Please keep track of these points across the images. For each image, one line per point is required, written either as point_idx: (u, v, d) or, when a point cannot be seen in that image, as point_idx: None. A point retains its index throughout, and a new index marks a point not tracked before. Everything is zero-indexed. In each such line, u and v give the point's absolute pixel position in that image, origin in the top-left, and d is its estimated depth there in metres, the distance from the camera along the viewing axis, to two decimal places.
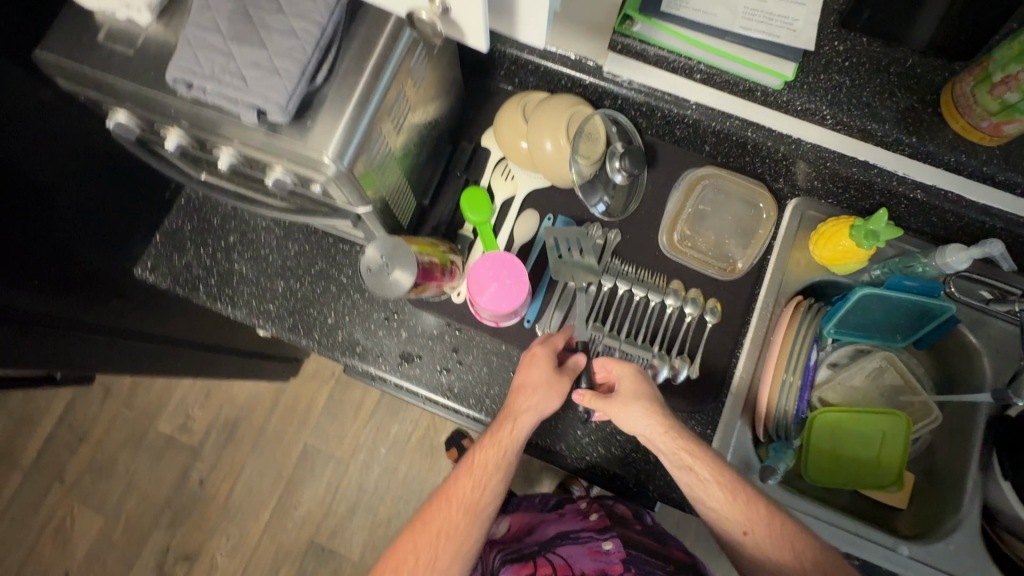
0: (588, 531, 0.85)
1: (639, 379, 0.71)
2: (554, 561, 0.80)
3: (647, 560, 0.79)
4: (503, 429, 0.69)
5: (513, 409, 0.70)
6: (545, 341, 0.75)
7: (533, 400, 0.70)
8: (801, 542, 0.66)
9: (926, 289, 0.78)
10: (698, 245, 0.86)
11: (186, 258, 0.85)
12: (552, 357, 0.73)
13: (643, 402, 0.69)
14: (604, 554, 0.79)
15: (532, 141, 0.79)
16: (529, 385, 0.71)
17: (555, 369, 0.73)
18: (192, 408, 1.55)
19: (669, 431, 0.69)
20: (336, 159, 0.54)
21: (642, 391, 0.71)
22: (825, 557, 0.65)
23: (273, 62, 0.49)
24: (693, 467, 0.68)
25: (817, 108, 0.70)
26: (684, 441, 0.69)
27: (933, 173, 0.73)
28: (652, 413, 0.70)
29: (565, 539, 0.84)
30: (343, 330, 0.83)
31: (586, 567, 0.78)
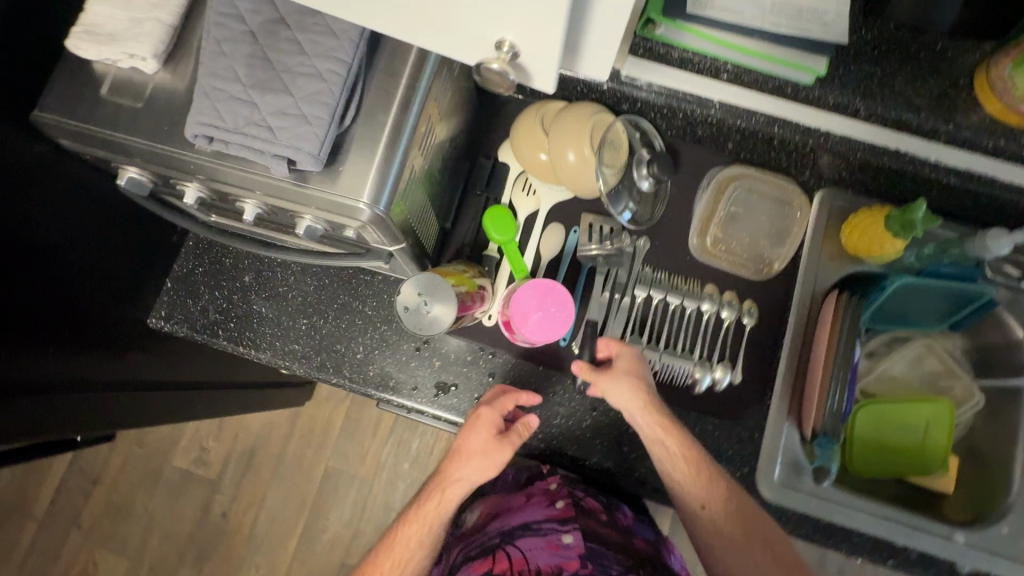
0: (550, 519, 0.78)
1: (636, 362, 0.73)
2: (512, 556, 0.75)
3: (606, 554, 0.75)
4: (431, 503, 0.72)
5: (442, 482, 0.71)
6: (491, 404, 0.72)
7: (465, 471, 0.70)
8: (752, 520, 0.68)
9: (964, 275, 0.78)
10: (732, 248, 0.85)
11: (201, 303, 0.81)
12: (493, 424, 0.71)
13: (633, 378, 0.71)
14: (563, 548, 0.75)
15: (553, 152, 0.76)
16: (465, 455, 0.70)
17: (494, 437, 0.71)
18: (206, 441, 1.48)
19: (646, 407, 0.70)
20: (372, 204, 0.50)
21: (633, 369, 0.72)
22: (773, 537, 0.68)
23: (301, 108, 0.47)
24: (665, 445, 0.69)
25: (851, 104, 0.68)
26: (660, 418, 0.70)
27: (966, 158, 0.71)
28: (635, 394, 0.71)
29: (525, 528, 0.78)
30: (373, 364, 0.80)
31: (542, 563, 0.74)
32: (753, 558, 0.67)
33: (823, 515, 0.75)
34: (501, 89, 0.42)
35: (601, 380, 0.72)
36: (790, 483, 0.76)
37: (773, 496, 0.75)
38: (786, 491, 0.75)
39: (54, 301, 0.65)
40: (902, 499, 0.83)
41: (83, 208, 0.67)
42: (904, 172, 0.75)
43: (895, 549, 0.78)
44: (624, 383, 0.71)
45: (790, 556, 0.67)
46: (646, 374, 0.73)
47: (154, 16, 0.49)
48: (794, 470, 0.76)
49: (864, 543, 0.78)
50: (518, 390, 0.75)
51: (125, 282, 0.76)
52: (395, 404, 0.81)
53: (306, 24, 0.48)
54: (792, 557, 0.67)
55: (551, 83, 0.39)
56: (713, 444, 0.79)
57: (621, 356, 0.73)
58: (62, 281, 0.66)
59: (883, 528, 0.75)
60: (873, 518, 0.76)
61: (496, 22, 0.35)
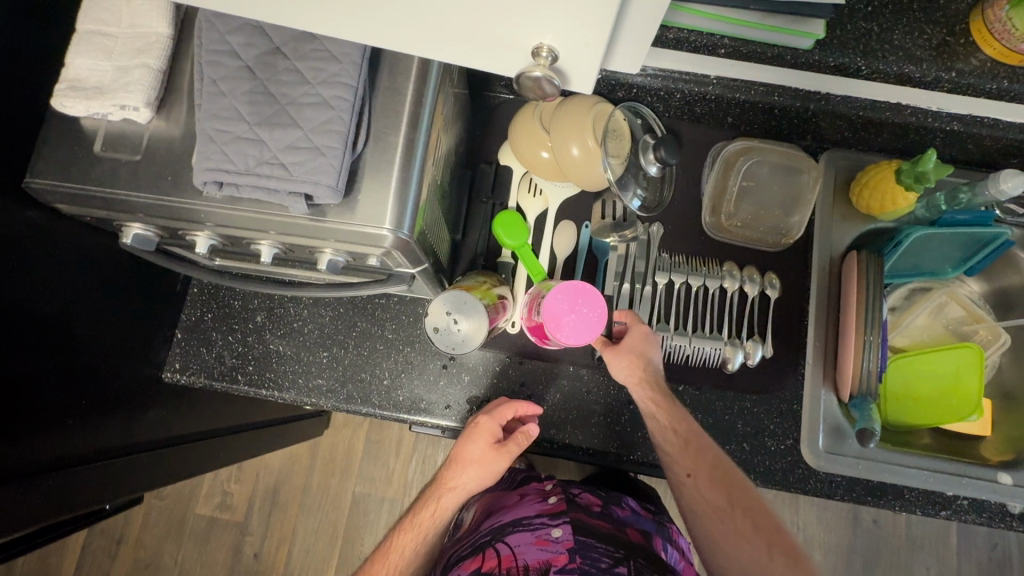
0: (541, 514, 0.75)
1: (644, 339, 0.72)
2: (501, 552, 0.71)
3: (596, 547, 0.70)
4: (426, 511, 0.70)
5: (439, 488, 0.70)
6: (490, 412, 0.71)
7: (460, 479, 0.69)
8: (739, 491, 0.64)
9: (978, 220, 0.77)
10: (747, 222, 0.84)
11: (216, 349, 0.79)
12: (491, 433, 0.69)
13: (630, 354, 0.71)
14: (552, 542, 0.71)
15: (555, 149, 0.74)
16: (461, 462, 0.69)
17: (492, 445, 0.69)
18: (227, 485, 1.45)
19: (643, 381, 0.70)
20: (396, 227, 0.48)
21: (641, 348, 0.72)
22: (760, 509, 0.63)
23: (313, 140, 0.45)
24: (655, 416, 0.69)
25: (853, 63, 0.67)
26: (653, 392, 0.69)
27: (968, 103, 0.72)
28: (636, 367, 0.71)
29: (515, 525, 0.74)
30: (401, 388, 0.78)
31: (531, 559, 0.69)
32: (733, 524, 0.63)
33: (870, 475, 0.75)
34: (536, 98, 0.40)
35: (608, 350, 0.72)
36: (835, 447, 0.76)
37: (819, 463, 0.75)
38: (833, 457, 0.75)
39: (66, 371, 0.62)
40: (942, 446, 0.84)
41: (84, 271, 0.64)
42: (909, 125, 0.75)
43: (947, 499, 0.78)
44: (631, 354, 0.71)
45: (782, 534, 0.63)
46: (654, 354, 0.72)
47: (141, 62, 0.47)
48: (836, 434, 0.76)
49: (916, 497, 0.78)
50: (517, 401, 0.73)
51: (132, 339, 0.73)
52: (429, 425, 0.79)
53: (304, 51, 0.46)
54: (779, 529, 0.63)
55: (594, 79, 0.39)
56: (754, 421, 0.78)
57: (632, 330, 0.73)
58: (71, 349, 0.63)
59: (933, 480, 0.75)
60: (919, 471, 0.76)
61: (532, 26, 0.34)
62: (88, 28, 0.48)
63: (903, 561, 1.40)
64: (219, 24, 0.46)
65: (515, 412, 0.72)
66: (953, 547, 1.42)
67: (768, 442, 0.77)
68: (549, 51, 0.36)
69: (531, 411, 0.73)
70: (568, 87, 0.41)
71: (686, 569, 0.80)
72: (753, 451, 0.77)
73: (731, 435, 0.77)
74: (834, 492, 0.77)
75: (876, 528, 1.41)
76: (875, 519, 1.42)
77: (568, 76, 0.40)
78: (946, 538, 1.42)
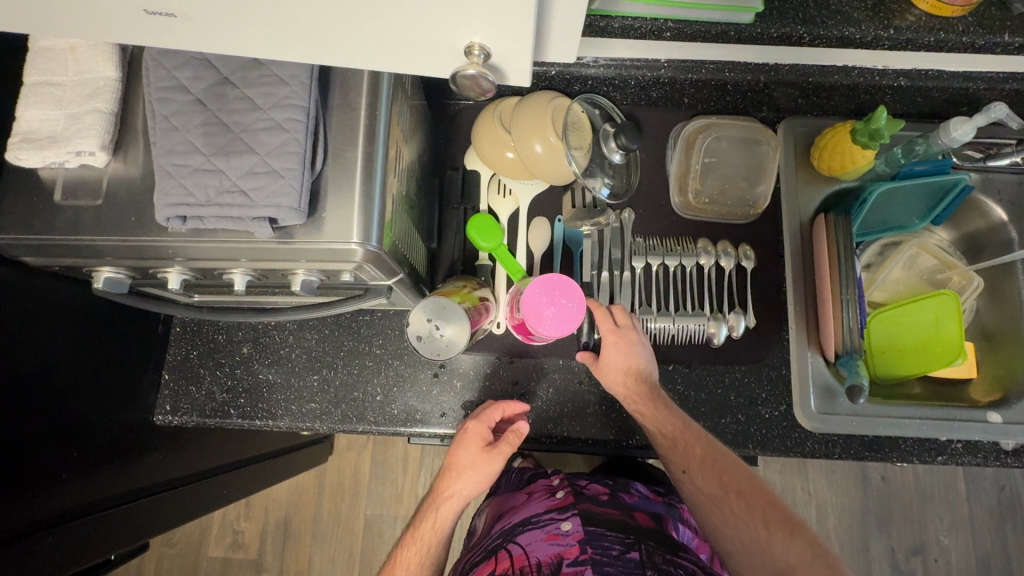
0: (550, 510, 0.75)
1: (625, 349, 0.72)
2: (513, 553, 0.71)
3: (607, 535, 0.70)
4: (427, 522, 0.70)
5: (435, 499, 0.71)
6: (478, 415, 0.72)
7: (457, 486, 0.70)
8: (731, 476, 0.66)
9: (937, 168, 0.79)
10: (715, 198, 0.85)
11: (205, 386, 0.78)
12: (481, 436, 0.70)
13: (615, 366, 0.72)
14: (561, 536, 0.71)
15: (519, 149, 0.75)
16: (455, 470, 0.70)
17: (483, 449, 0.70)
18: (237, 523, 1.43)
19: (630, 391, 0.72)
20: (364, 241, 0.48)
21: (625, 358, 0.72)
22: (752, 488, 0.65)
23: (271, 164, 0.45)
24: (646, 423, 0.71)
25: (794, 32, 0.68)
26: (640, 398, 0.71)
27: (910, 58, 0.74)
28: (621, 380, 0.72)
29: (525, 524, 0.75)
30: (395, 402, 0.78)
31: (542, 555, 0.69)
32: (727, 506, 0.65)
33: (866, 431, 0.76)
34: (478, 95, 0.41)
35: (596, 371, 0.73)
36: (828, 407, 0.76)
37: (813, 425, 0.76)
38: (827, 417, 0.76)
39: (54, 425, 0.62)
40: (931, 393, 0.86)
41: (60, 323, 0.63)
42: (857, 85, 0.77)
43: (942, 445, 0.79)
44: (610, 370, 0.73)
45: (785, 512, 0.63)
46: (633, 356, 0.73)
47: (93, 107, 0.47)
48: (827, 394, 0.77)
49: (912, 446, 0.79)
50: (506, 401, 0.73)
51: (120, 386, 0.72)
52: (426, 435, 0.79)
53: (253, 78, 0.46)
54: (775, 504, 0.64)
55: (527, 72, 0.40)
56: (746, 391, 0.79)
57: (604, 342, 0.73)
58: (57, 402, 0.62)
59: (925, 428, 0.76)
60: (912, 421, 0.76)
61: (460, 28, 0.35)
62: (35, 79, 0.48)
63: (915, 514, 1.42)
64: (165, 61, 0.47)
65: (503, 412, 0.73)
66: (962, 494, 1.44)
67: (761, 409, 0.78)
68: (479, 50, 0.38)
69: (519, 409, 0.74)
70: (508, 81, 0.42)
71: (699, 547, 0.80)
72: (749, 420, 0.78)
73: (726, 407, 0.78)
74: (832, 452, 0.78)
75: (885, 484, 1.43)
76: (882, 476, 1.43)
77: (506, 71, 0.41)
78: (954, 486, 1.44)
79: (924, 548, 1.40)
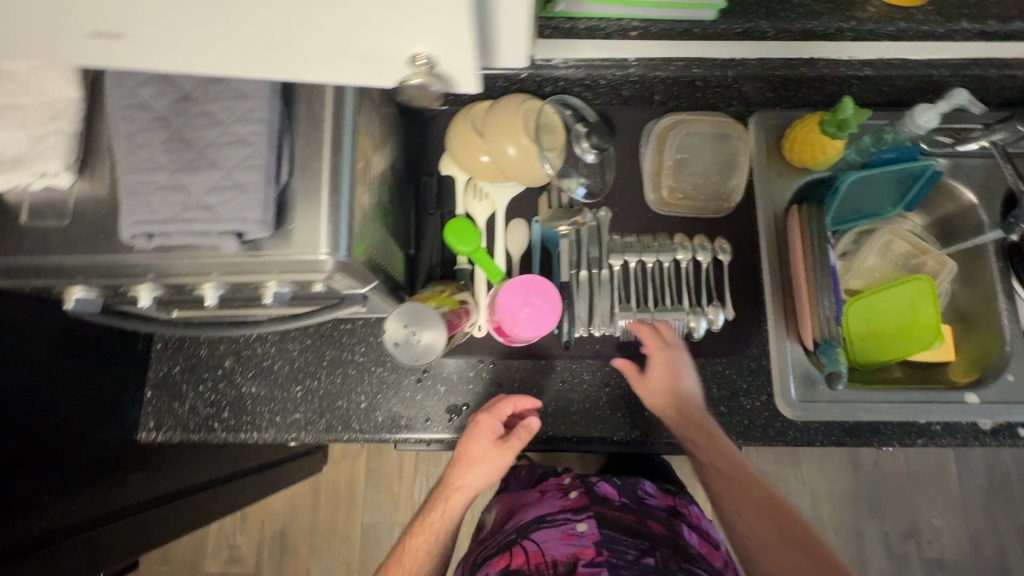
0: (564, 509, 0.76)
1: (678, 372, 0.74)
2: (528, 548, 0.72)
3: (621, 539, 0.72)
4: (436, 512, 0.70)
5: (445, 490, 0.71)
6: (489, 409, 0.72)
7: (467, 478, 0.70)
8: (788, 521, 0.64)
9: (905, 155, 0.80)
10: (688, 193, 0.86)
11: (188, 401, 0.78)
12: (493, 428, 0.71)
13: (670, 388, 0.73)
14: (577, 537, 0.72)
15: (493, 152, 0.76)
16: (465, 461, 0.70)
17: (495, 442, 0.71)
18: (233, 537, 1.43)
19: (680, 415, 0.72)
20: (332, 251, 0.49)
21: (678, 384, 0.73)
22: (809, 537, 0.63)
23: (234, 178, 0.45)
24: (697, 453, 0.69)
25: (758, 26, 0.70)
26: (693, 424, 0.71)
27: (873, 47, 0.75)
28: (670, 402, 0.73)
29: (539, 521, 0.75)
30: (380, 409, 0.78)
31: (558, 553, 0.70)
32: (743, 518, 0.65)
33: (846, 417, 0.77)
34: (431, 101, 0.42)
35: (639, 388, 0.74)
36: (808, 395, 0.77)
37: (795, 414, 0.77)
38: (808, 405, 0.77)
39: (34, 446, 0.62)
40: (911, 376, 0.88)
41: (37, 343, 0.63)
42: (824, 77, 0.78)
43: (921, 427, 0.80)
44: (656, 388, 0.74)
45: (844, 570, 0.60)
46: (680, 377, 0.74)
47: (55, 128, 0.47)
48: (808, 383, 0.78)
49: (892, 430, 0.80)
50: (516, 395, 0.74)
51: (101, 405, 0.72)
52: (412, 441, 0.79)
53: (215, 93, 0.47)
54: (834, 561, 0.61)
55: (474, 78, 0.42)
56: (727, 383, 0.79)
57: (653, 359, 0.75)
58: (36, 422, 0.62)
59: (904, 411, 0.77)
60: (892, 405, 0.77)
61: (406, 37, 0.35)
62: None
63: (908, 498, 1.43)
64: (126, 79, 0.47)
65: (515, 407, 0.73)
66: (953, 476, 1.45)
67: (742, 401, 0.79)
68: (425, 58, 0.38)
69: (531, 404, 0.74)
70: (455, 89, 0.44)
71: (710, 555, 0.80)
72: (731, 412, 0.79)
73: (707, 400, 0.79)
74: (814, 439, 0.79)
75: (877, 470, 1.44)
76: (874, 461, 1.44)
77: (454, 77, 0.42)
78: (945, 469, 1.45)
79: (917, 531, 1.42)
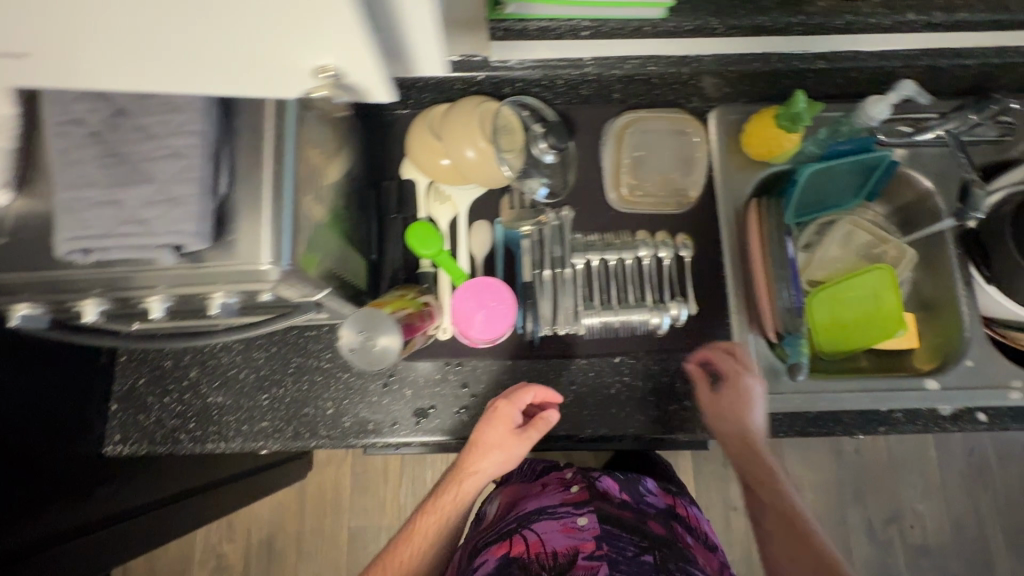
0: (565, 503, 0.77)
1: (751, 406, 0.73)
2: (528, 538, 0.71)
3: (622, 536, 0.71)
4: (449, 494, 0.71)
5: (459, 474, 0.71)
6: (508, 397, 0.73)
7: (482, 464, 0.71)
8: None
9: (861, 147, 0.82)
10: (648, 190, 0.87)
11: (155, 413, 0.78)
12: (511, 416, 0.72)
13: (739, 420, 0.73)
14: (578, 530, 0.71)
15: (452, 155, 0.77)
16: (482, 446, 0.71)
17: (512, 431, 0.72)
18: (220, 546, 1.43)
19: (745, 448, 0.72)
20: (275, 261, 0.49)
21: (747, 417, 0.73)
22: None
23: (169, 192, 0.45)
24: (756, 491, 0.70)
25: (710, 22, 0.74)
26: (757, 459, 0.71)
27: (826, 41, 0.75)
28: (739, 434, 0.72)
29: (540, 512, 0.76)
30: (347, 414, 0.79)
31: (558, 544, 0.70)
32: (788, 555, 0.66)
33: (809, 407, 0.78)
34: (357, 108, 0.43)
35: (709, 410, 0.75)
36: (772, 387, 0.78)
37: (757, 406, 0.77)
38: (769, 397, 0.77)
39: None
40: (875, 365, 0.89)
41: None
42: (778, 71, 0.77)
43: (883, 415, 0.81)
44: (726, 414, 0.74)
45: None
46: (751, 409, 0.73)
47: None
48: (770, 375, 0.78)
49: (855, 419, 0.81)
50: (537, 386, 0.75)
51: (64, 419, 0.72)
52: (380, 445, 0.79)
53: (148, 107, 0.47)
54: None
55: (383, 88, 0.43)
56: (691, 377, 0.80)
57: (727, 385, 0.75)
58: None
59: (866, 400, 0.78)
60: (854, 393, 0.78)
61: (316, 45, 0.35)
62: None
63: (889, 483, 1.45)
64: (59, 96, 0.47)
65: (535, 397, 0.75)
66: (934, 461, 1.47)
67: None
68: (332, 69, 0.39)
69: (552, 397, 0.75)
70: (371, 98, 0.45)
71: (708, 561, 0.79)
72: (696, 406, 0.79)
73: (671, 395, 0.80)
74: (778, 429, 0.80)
75: (859, 457, 1.45)
76: (855, 448, 1.46)
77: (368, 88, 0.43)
78: (926, 454, 1.47)
79: (899, 516, 1.44)
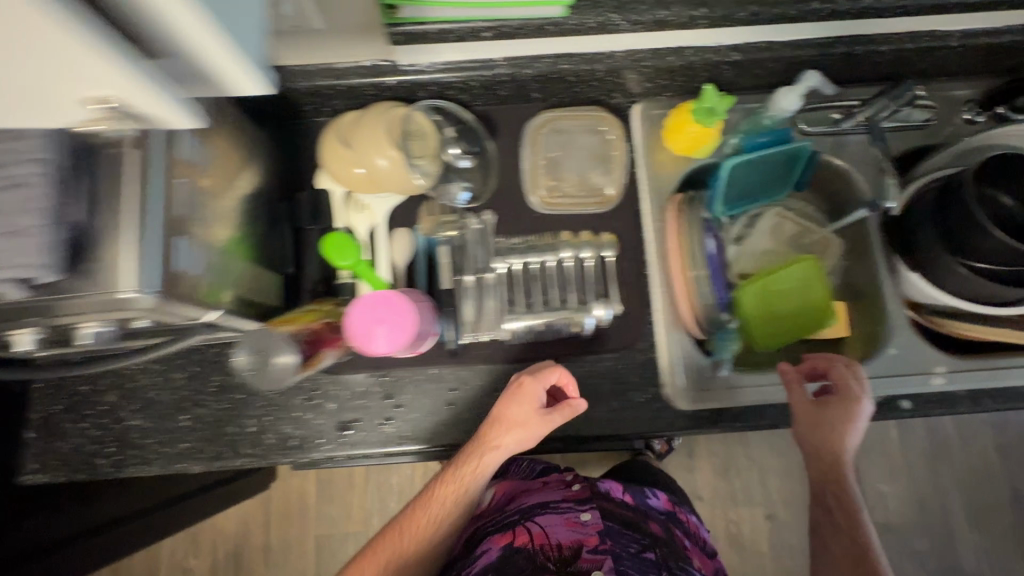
0: (567, 498, 0.75)
1: (849, 429, 0.73)
2: (532, 530, 0.70)
3: (624, 533, 0.71)
4: (468, 466, 0.71)
5: (479, 447, 0.71)
6: (535, 375, 0.72)
7: (505, 440, 0.70)
8: None
9: (779, 138, 0.81)
10: (567, 192, 0.86)
11: (72, 440, 0.77)
12: (536, 396, 0.71)
13: (836, 438, 0.73)
14: (581, 525, 0.71)
15: (364, 163, 0.76)
16: (505, 422, 0.70)
17: (535, 410, 0.70)
18: (186, 561, 1.42)
19: (828, 465, 0.73)
20: (142, 287, 0.48)
21: (843, 439, 0.73)
22: None
23: (12, 223, 0.44)
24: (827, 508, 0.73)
25: (610, 19, 0.71)
26: (837, 479, 0.73)
27: (737, 33, 0.75)
28: (828, 453, 0.73)
29: (542, 505, 0.74)
30: (269, 431, 0.77)
31: (564, 538, 0.69)
32: (838, 561, 0.71)
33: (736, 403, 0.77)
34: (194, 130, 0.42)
35: (805, 419, 0.74)
36: (700, 384, 0.78)
37: (691, 405, 0.77)
38: (697, 396, 0.77)
39: None
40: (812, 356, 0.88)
41: None
42: (694, 65, 0.77)
43: None
44: (827, 430, 0.73)
45: None
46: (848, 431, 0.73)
47: None
48: (698, 373, 0.78)
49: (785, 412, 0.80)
50: (564, 368, 0.73)
51: None
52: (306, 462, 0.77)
53: None
54: None
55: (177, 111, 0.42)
56: (620, 379, 0.78)
57: (832, 404, 0.74)
58: None
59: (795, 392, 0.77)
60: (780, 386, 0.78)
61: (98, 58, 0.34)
62: None
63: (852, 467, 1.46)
64: None
65: (561, 379, 0.73)
66: (895, 442, 1.48)
67: (632, 395, 0.78)
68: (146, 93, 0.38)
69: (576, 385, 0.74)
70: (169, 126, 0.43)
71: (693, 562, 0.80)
72: (625, 407, 0.77)
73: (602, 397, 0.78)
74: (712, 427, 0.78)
75: None
76: None
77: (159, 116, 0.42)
78: (888, 436, 1.48)
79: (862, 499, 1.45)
